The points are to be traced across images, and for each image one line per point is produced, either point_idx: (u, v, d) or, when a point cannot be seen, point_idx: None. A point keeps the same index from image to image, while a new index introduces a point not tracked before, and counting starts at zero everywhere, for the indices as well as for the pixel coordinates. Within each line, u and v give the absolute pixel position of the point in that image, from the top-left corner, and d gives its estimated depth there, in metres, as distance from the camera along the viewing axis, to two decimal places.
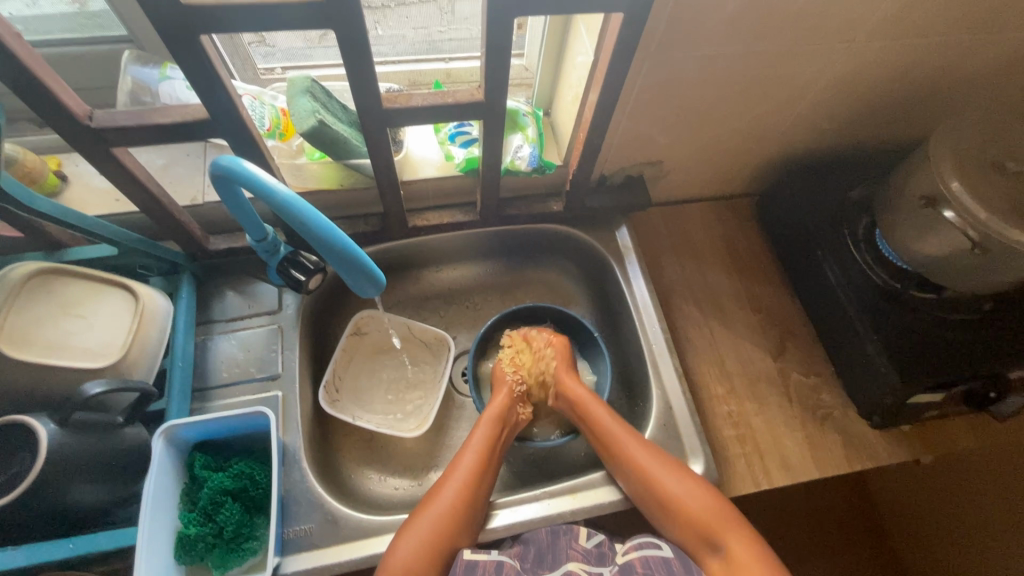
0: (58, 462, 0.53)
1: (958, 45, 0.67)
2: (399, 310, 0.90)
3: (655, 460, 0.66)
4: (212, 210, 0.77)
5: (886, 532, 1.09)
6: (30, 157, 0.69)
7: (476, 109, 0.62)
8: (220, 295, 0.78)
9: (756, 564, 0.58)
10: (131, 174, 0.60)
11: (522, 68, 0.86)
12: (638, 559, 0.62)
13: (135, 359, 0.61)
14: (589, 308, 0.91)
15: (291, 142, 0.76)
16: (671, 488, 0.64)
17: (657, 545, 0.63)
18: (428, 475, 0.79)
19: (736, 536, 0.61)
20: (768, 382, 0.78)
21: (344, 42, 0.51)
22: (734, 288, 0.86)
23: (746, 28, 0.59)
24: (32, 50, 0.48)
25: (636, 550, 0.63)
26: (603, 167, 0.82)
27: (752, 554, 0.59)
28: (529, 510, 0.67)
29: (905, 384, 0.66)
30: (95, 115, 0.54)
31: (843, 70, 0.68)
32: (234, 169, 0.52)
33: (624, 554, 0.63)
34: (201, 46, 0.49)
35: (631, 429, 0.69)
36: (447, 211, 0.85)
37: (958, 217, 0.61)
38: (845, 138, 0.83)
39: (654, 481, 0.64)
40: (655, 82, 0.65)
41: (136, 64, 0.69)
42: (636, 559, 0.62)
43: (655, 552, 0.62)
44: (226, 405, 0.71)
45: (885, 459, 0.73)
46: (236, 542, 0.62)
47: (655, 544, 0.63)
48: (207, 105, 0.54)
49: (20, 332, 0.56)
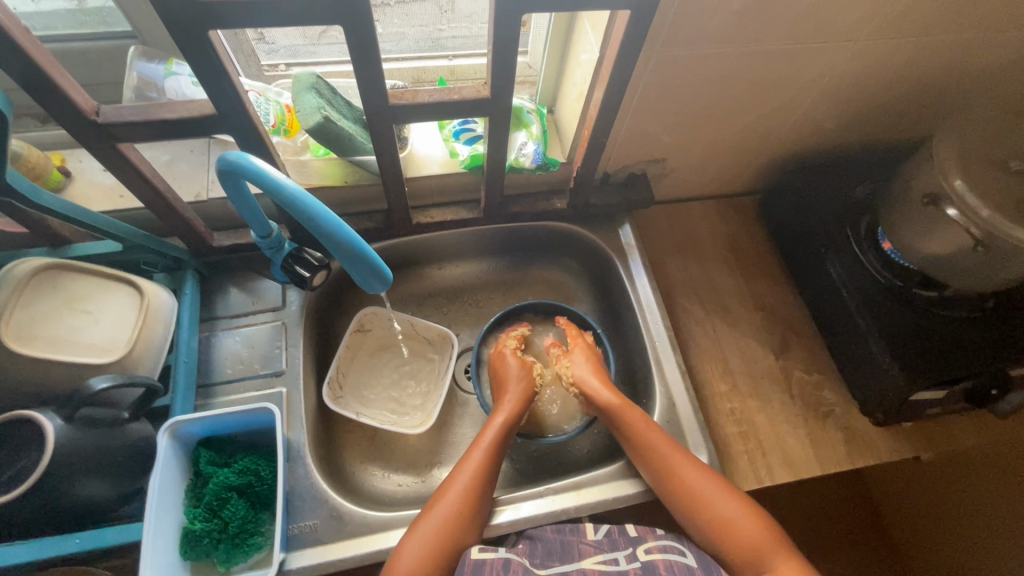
0: (65, 458, 0.53)
1: (962, 42, 0.67)
2: (403, 307, 0.90)
3: (680, 462, 0.65)
4: (216, 206, 0.77)
5: (884, 528, 1.10)
6: (34, 152, 0.69)
7: (481, 106, 0.62)
8: (224, 292, 0.78)
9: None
10: (136, 170, 0.60)
11: (526, 65, 0.86)
12: (661, 560, 0.61)
13: (140, 355, 0.61)
14: (591, 306, 0.92)
15: (295, 138, 0.78)
16: (701, 489, 0.64)
17: (680, 551, 0.63)
18: (431, 471, 0.79)
19: (786, 562, 0.59)
20: (770, 379, 0.78)
21: (352, 37, 0.51)
22: (736, 285, 0.87)
23: (751, 26, 0.59)
24: (39, 44, 0.48)
25: (660, 552, 0.62)
26: (607, 164, 0.83)
27: (777, 551, 0.60)
28: (534, 506, 0.68)
29: (908, 380, 0.66)
30: (102, 110, 0.54)
31: (848, 68, 0.68)
32: (242, 165, 0.52)
33: (648, 552, 0.62)
34: (210, 41, 0.49)
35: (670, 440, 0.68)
36: (451, 208, 0.85)
37: (960, 215, 0.62)
38: (848, 135, 0.83)
39: (687, 483, 0.64)
40: (660, 80, 0.66)
41: (141, 60, 0.69)
42: (660, 560, 0.61)
43: (679, 558, 0.62)
44: (231, 401, 0.71)
45: (886, 456, 0.73)
46: (241, 537, 0.63)
47: (679, 551, 0.62)
48: (214, 100, 0.54)
49: (25, 327, 0.56)
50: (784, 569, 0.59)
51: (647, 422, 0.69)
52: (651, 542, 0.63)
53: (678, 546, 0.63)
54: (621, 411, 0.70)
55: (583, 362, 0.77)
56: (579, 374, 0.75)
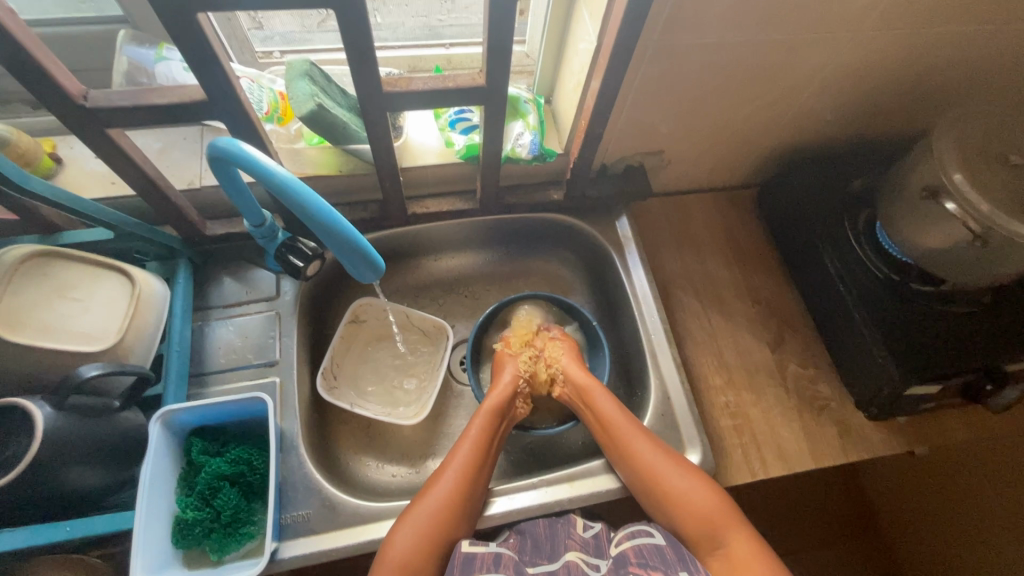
0: (54, 447, 0.52)
1: (964, 35, 0.66)
2: (398, 298, 0.90)
3: (665, 467, 0.64)
4: (209, 194, 0.76)
5: (878, 525, 1.10)
6: (24, 138, 0.68)
7: (476, 94, 0.62)
8: (218, 281, 0.77)
9: (756, 565, 0.58)
10: (127, 156, 0.59)
11: (523, 55, 0.86)
12: (631, 549, 0.62)
13: (131, 344, 0.61)
14: (587, 298, 0.91)
15: (290, 126, 0.76)
16: (686, 494, 0.63)
17: (649, 533, 0.64)
18: (426, 462, 0.79)
19: (738, 538, 0.60)
20: (765, 373, 0.78)
21: (346, 25, 0.51)
22: (732, 278, 0.86)
23: (749, 16, 0.58)
24: (27, 29, 0.47)
25: (630, 540, 0.63)
26: (604, 155, 0.82)
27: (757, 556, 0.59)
28: (526, 498, 0.67)
29: (903, 374, 0.66)
30: (90, 95, 0.53)
31: (848, 60, 0.68)
32: (233, 151, 0.51)
33: (618, 544, 0.63)
34: (199, 25, 0.48)
35: (638, 426, 0.68)
36: (447, 199, 0.85)
37: (959, 209, 0.61)
38: (846, 129, 0.83)
39: (670, 487, 0.63)
40: (658, 70, 0.65)
41: (131, 44, 0.68)
42: (630, 549, 0.62)
43: (648, 540, 0.62)
44: (224, 391, 0.71)
45: (881, 451, 0.73)
46: (233, 526, 0.63)
47: (648, 533, 0.63)
48: (205, 86, 0.54)
49: (14, 315, 0.55)
50: (735, 543, 0.60)
51: (634, 426, 0.68)
52: (621, 534, 0.65)
53: (647, 529, 0.64)
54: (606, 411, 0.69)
55: (567, 351, 0.77)
56: (564, 361, 0.76)
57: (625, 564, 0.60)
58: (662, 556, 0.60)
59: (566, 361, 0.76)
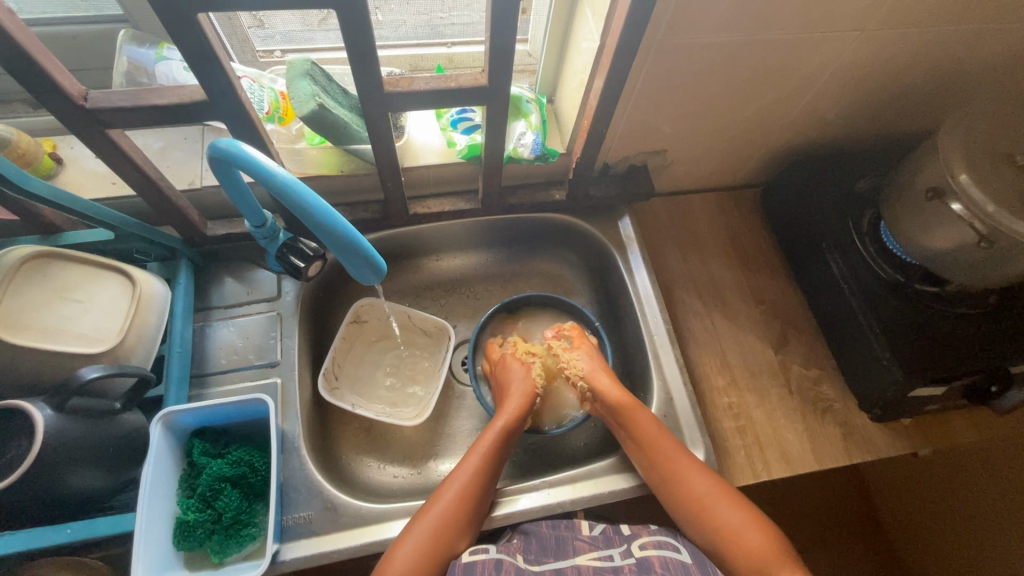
0: (56, 448, 0.52)
1: (970, 34, 0.66)
2: (399, 298, 0.90)
3: (717, 501, 0.62)
4: (209, 194, 0.76)
5: (881, 525, 1.10)
6: (24, 138, 0.68)
7: (478, 94, 0.61)
8: (219, 281, 0.77)
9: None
10: (128, 157, 0.59)
11: (525, 54, 0.85)
12: (656, 557, 0.62)
13: (132, 345, 0.61)
14: (589, 298, 0.91)
15: (290, 126, 0.76)
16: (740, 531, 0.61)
17: (675, 549, 0.64)
18: (428, 463, 0.78)
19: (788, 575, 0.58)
20: (768, 374, 0.78)
21: (347, 25, 0.50)
22: (735, 278, 0.86)
23: (754, 16, 0.58)
24: (26, 29, 0.47)
25: (655, 548, 0.63)
26: (606, 155, 0.81)
27: None
28: (531, 500, 0.67)
29: (907, 374, 0.65)
30: (90, 96, 0.53)
31: (853, 59, 0.67)
32: (234, 152, 0.51)
33: (642, 548, 0.63)
34: (199, 24, 0.47)
35: (672, 438, 0.67)
36: (448, 199, 0.84)
37: (965, 210, 0.61)
38: (850, 128, 0.82)
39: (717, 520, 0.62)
40: (661, 70, 0.64)
41: (131, 44, 0.68)
42: (654, 555, 0.62)
43: (674, 555, 0.62)
44: (224, 392, 0.70)
45: (885, 452, 0.73)
46: (235, 528, 0.62)
47: (673, 547, 0.64)
48: (204, 86, 0.53)
49: (14, 316, 0.55)
50: None
51: (682, 456, 0.65)
52: (645, 539, 0.65)
53: (671, 542, 0.65)
54: (653, 437, 0.66)
55: (587, 358, 0.75)
56: (589, 370, 0.74)
57: (648, 570, 0.60)
58: (686, 571, 0.60)
59: (591, 370, 0.74)
